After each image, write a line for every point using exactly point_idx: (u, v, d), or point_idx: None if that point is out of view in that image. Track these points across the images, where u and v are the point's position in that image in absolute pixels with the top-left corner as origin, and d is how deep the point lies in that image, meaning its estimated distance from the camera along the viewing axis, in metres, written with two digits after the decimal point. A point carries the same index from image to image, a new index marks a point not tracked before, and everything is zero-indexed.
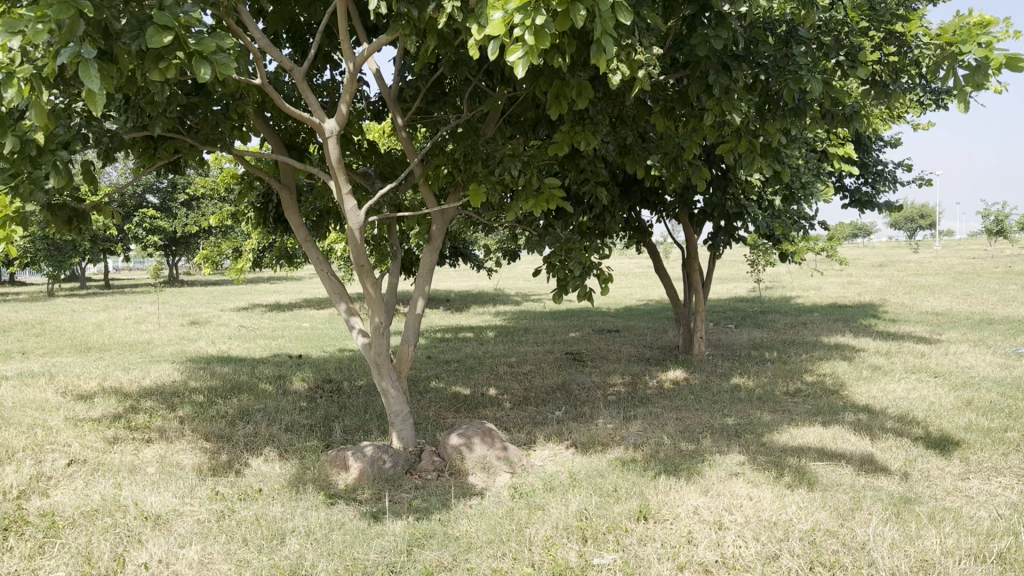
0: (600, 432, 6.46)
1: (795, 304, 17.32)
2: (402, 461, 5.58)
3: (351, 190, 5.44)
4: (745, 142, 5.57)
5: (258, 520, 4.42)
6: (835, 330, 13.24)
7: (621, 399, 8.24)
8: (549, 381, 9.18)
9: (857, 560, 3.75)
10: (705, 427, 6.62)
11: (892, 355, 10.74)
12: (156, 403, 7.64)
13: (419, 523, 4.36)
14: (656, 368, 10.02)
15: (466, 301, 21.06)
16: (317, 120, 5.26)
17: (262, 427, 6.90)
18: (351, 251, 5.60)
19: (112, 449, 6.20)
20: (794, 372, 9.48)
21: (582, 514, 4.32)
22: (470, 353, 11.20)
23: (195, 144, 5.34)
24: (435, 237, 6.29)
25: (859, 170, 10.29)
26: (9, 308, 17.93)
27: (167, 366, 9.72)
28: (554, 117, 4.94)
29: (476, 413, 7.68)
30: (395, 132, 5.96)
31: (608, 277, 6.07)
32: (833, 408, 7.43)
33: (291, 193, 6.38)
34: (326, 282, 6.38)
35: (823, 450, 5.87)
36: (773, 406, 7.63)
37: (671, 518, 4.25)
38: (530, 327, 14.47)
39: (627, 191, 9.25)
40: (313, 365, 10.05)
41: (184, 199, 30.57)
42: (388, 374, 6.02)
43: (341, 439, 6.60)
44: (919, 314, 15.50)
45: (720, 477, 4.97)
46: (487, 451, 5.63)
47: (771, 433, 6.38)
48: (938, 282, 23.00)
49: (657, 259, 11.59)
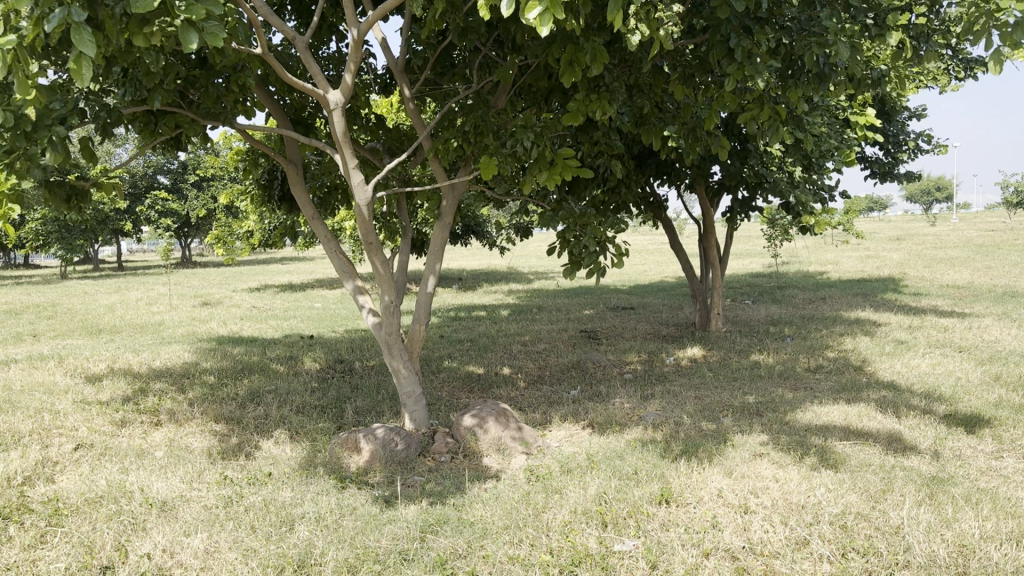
0: (617, 412, 6.28)
1: (813, 279, 17.01)
2: (415, 443, 5.43)
3: (358, 164, 5.25)
4: (767, 111, 5.35)
5: (267, 506, 4.29)
6: (854, 305, 12.99)
7: (637, 377, 8.06)
8: (564, 359, 9.02)
9: (893, 546, 3.57)
10: (725, 406, 6.43)
11: (914, 330, 10.51)
12: (166, 385, 7.54)
13: (433, 508, 4.22)
14: (673, 345, 9.84)
15: (478, 280, 20.85)
16: (321, 90, 5.06)
17: (273, 409, 6.78)
18: (358, 228, 5.41)
19: (120, 433, 6.09)
20: (815, 348, 9.27)
21: (601, 498, 4.14)
22: (483, 332, 11.06)
23: (197, 119, 5.15)
24: (446, 213, 6.09)
25: (879, 141, 9.97)
26: (22, 291, 17.94)
27: (177, 347, 9.64)
28: (567, 85, 4.71)
29: (490, 393, 7.54)
30: (403, 104, 5.76)
31: (625, 251, 5.87)
32: (856, 385, 7.24)
33: (297, 168, 6.20)
34: (334, 260, 6.21)
35: (849, 428, 5.68)
36: (795, 383, 7.45)
37: (694, 501, 4.08)
38: (544, 305, 14.28)
39: (641, 164, 9.00)
40: (324, 345, 9.93)
41: (196, 179, 30.49)
42: (399, 354, 5.88)
43: (353, 420, 6.48)
44: (939, 287, 15.19)
45: (743, 459, 4.78)
46: (502, 432, 5.50)
47: (794, 411, 6.20)
48: (959, 255, 22.58)
49: (672, 234, 11.36)
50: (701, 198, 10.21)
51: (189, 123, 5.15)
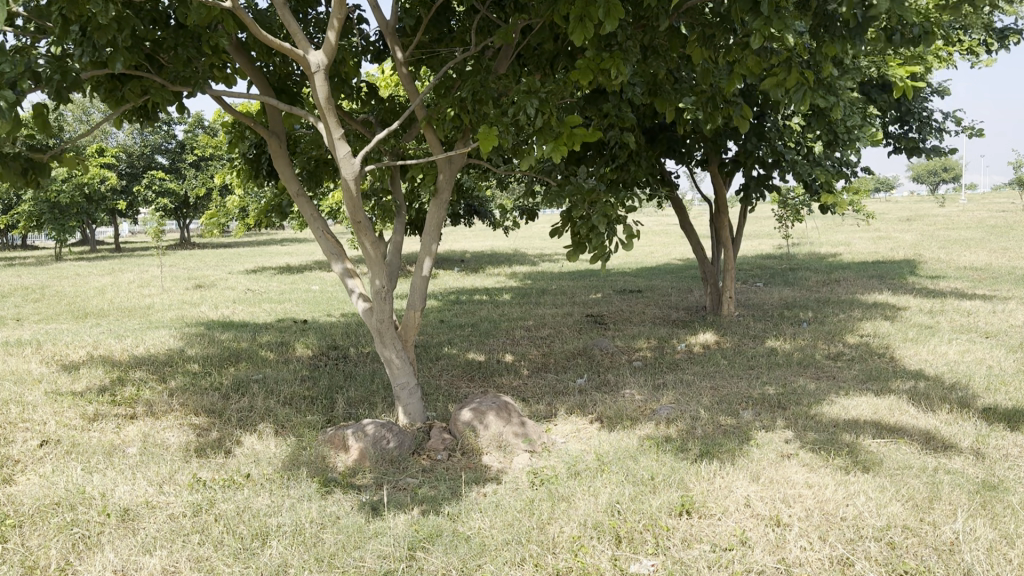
0: (627, 404, 5.82)
1: (826, 261, 16.48)
2: (408, 440, 5.00)
3: (343, 134, 4.75)
4: (794, 74, 4.82)
5: (239, 515, 3.87)
6: (870, 288, 12.48)
7: (647, 365, 7.60)
8: (568, 346, 8.56)
9: (949, 568, 3.12)
10: (744, 398, 5.97)
11: (936, 314, 10.03)
12: (146, 374, 7.09)
13: (425, 518, 3.78)
14: (684, 330, 9.35)
15: (480, 262, 20.39)
16: (301, 51, 4.56)
17: (258, 400, 6.33)
18: (345, 205, 4.93)
19: (92, 428, 5.67)
20: (834, 333, 8.79)
21: (613, 508, 3.68)
22: (484, 316, 10.60)
23: (164, 84, 4.69)
24: (443, 189, 5.62)
25: (904, 115, 9.43)
26: (12, 274, 17.51)
27: (164, 332, 9.19)
28: (576, 45, 4.21)
29: (491, 381, 7.10)
30: (394, 69, 5.29)
31: (637, 232, 5.38)
32: (883, 374, 6.75)
33: (281, 141, 5.73)
34: (321, 241, 5.73)
35: (881, 424, 5.21)
36: (816, 372, 6.98)
37: (718, 513, 3.60)
38: (547, 287, 13.81)
39: (652, 139, 8.50)
40: (318, 330, 9.47)
41: (193, 159, 29.90)
42: (392, 343, 5.42)
43: (344, 412, 6.02)
44: (958, 269, 14.66)
45: (768, 460, 4.32)
46: (503, 428, 5.07)
47: (820, 404, 5.73)
48: (974, 236, 21.97)
49: (682, 214, 10.88)
50: (713, 175, 9.70)
51: (156, 90, 4.67)
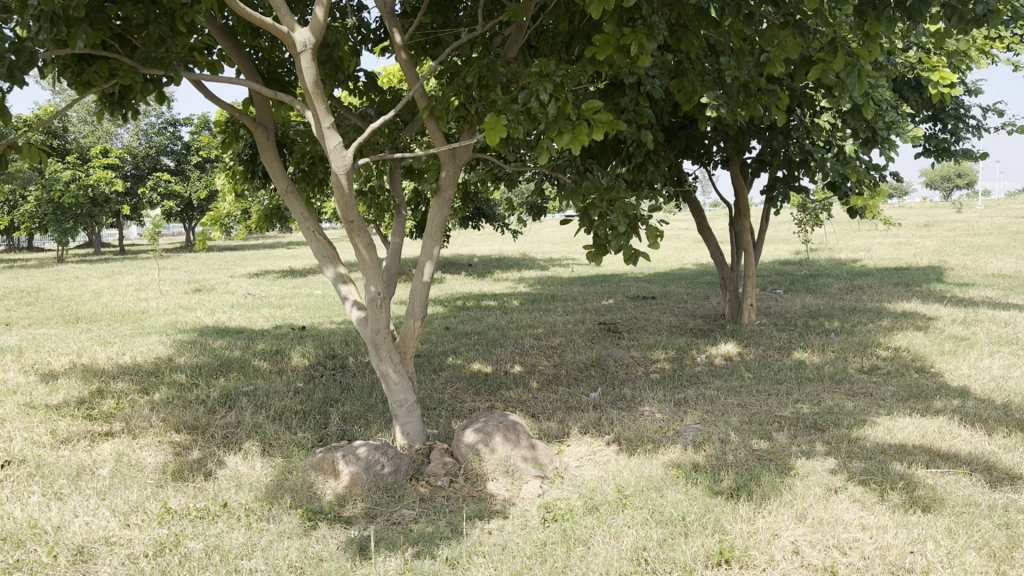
0: (648, 424, 5.31)
1: (846, 268, 15.87)
2: (405, 465, 4.50)
3: (333, 123, 4.27)
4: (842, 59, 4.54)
5: (209, 557, 3.38)
6: (897, 296, 11.91)
7: (666, 378, 7.08)
8: (581, 356, 8.04)
9: None
10: (775, 418, 5.44)
11: (971, 325, 9.46)
12: (129, 385, 6.60)
13: (420, 562, 3.28)
14: (704, 340, 8.82)
15: (489, 266, 19.88)
16: (286, 29, 4.08)
17: (246, 415, 5.83)
18: (336, 203, 4.43)
19: (62, 446, 5.18)
20: (865, 345, 8.25)
21: (639, 556, 3.18)
22: (492, 324, 10.08)
23: (134, 65, 4.21)
24: (445, 187, 5.13)
25: (938, 114, 8.85)
26: (11, 275, 17.13)
27: (154, 339, 8.71)
28: (594, 19, 3.70)
29: (498, 395, 6.59)
30: (394, 54, 4.83)
31: (661, 234, 4.87)
32: (924, 391, 6.21)
33: (269, 133, 5.24)
34: (313, 243, 5.22)
35: (932, 450, 4.67)
36: (851, 388, 6.44)
37: (763, 563, 3.10)
38: (558, 294, 13.28)
39: (670, 138, 7.98)
40: (317, 338, 8.98)
41: (198, 161, 29.52)
42: (389, 356, 4.91)
43: (338, 430, 5.51)
44: (986, 277, 14.05)
45: (813, 497, 3.81)
46: (511, 452, 4.56)
47: (861, 425, 5.20)
48: (998, 243, 21.32)
49: (700, 218, 10.35)
50: (734, 176, 9.19)
51: (125, 73, 4.20)
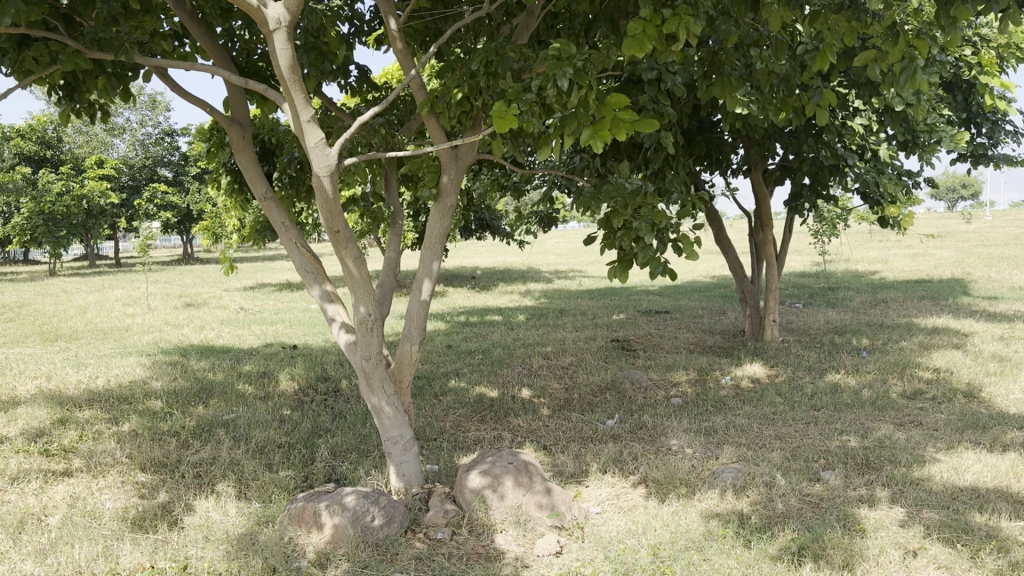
0: (677, 461, 4.66)
1: (866, 280, 15.22)
2: (399, 515, 3.85)
3: (314, 115, 3.66)
4: (900, 46, 3.82)
5: None
6: (926, 310, 11.25)
7: (689, 404, 6.43)
8: (594, 377, 7.39)
9: None
10: (821, 454, 4.79)
11: (1012, 342, 8.80)
12: (96, 414, 5.95)
13: None
14: (727, 360, 8.17)
15: (493, 279, 19.20)
16: (258, 4, 3.48)
17: (223, 449, 5.18)
18: (318, 209, 3.82)
19: (10, 489, 4.55)
20: (903, 365, 7.58)
21: None
22: (497, 342, 9.43)
23: (81, 47, 3.61)
24: (446, 192, 4.51)
25: (975, 118, 8.21)
26: None
27: (132, 360, 8.08)
28: None
29: (505, 423, 5.94)
30: (388, 40, 4.23)
31: (694, 244, 4.25)
32: (981, 420, 5.55)
33: (245, 132, 4.63)
34: (295, 256, 4.59)
35: (1011, 496, 4.01)
36: (897, 416, 5.79)
37: None
38: (565, 308, 12.65)
39: (690, 143, 7.35)
40: (309, 358, 8.33)
41: (196, 172, 29.01)
42: (381, 387, 4.29)
43: (325, 468, 4.86)
44: (1014, 290, 13.40)
45: (891, 564, 3.16)
46: (523, 498, 3.90)
47: (920, 462, 4.56)
48: (1016, 254, 20.68)
49: (718, 229, 9.69)
50: (757, 182, 8.56)
51: (68, 57, 3.59)
